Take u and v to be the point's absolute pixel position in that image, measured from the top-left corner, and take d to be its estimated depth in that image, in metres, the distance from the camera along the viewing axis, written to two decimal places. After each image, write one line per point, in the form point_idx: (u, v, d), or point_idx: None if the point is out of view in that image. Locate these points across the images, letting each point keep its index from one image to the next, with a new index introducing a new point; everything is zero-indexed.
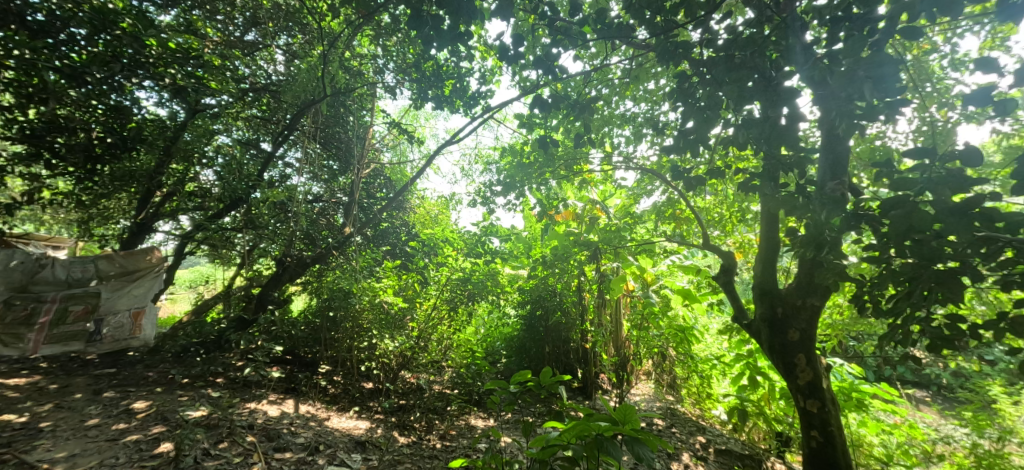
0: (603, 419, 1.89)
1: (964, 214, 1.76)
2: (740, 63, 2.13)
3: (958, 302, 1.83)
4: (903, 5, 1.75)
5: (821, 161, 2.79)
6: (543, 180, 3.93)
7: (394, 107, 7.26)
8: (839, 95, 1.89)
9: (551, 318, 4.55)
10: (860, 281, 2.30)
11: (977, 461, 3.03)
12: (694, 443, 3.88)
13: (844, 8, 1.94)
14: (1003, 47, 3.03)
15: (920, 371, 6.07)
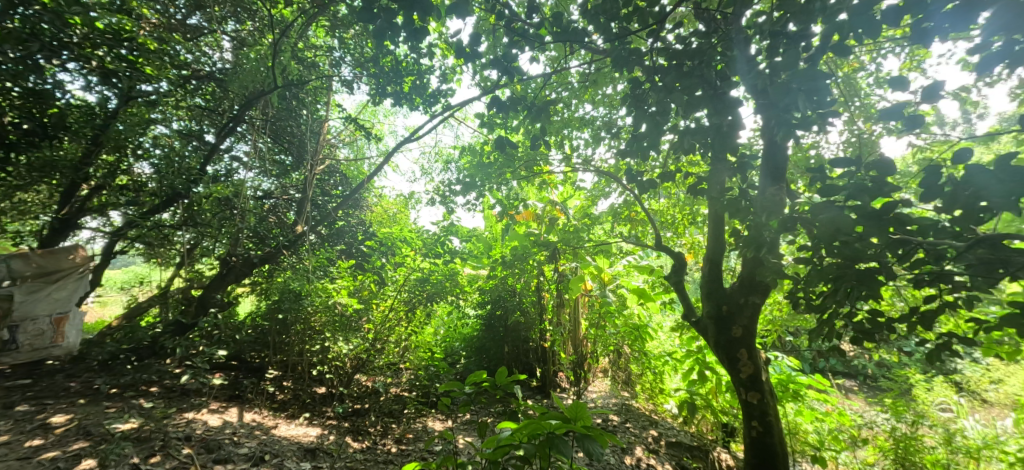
0: (555, 418, 1.89)
1: (881, 218, 1.90)
2: (689, 72, 2.22)
3: (878, 299, 1.98)
4: (836, 26, 1.87)
5: (763, 167, 2.94)
6: (503, 180, 3.91)
7: (351, 102, 7.05)
8: (777, 105, 1.97)
9: (510, 318, 4.52)
10: (796, 279, 2.45)
11: (896, 443, 3.29)
12: (646, 436, 3.99)
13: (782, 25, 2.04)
14: (919, 68, 3.32)
15: (850, 362, 6.57)
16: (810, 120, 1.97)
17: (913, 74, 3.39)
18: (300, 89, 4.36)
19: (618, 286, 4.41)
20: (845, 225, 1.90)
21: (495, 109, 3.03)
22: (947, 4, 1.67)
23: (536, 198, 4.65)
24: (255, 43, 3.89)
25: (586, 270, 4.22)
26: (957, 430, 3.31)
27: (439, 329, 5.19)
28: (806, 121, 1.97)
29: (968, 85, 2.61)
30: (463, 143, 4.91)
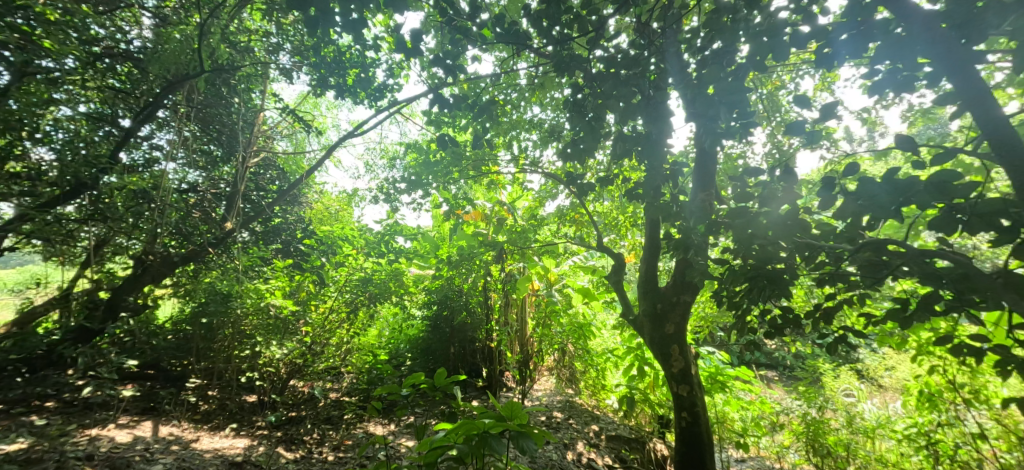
0: (490, 419, 1.88)
1: (788, 224, 2.04)
2: (625, 80, 2.30)
3: (787, 298, 2.14)
4: (763, 46, 1.95)
5: (694, 174, 3.15)
6: (450, 179, 3.86)
7: (290, 93, 6.71)
8: (703, 115, 2.05)
9: (456, 318, 4.44)
10: (720, 279, 2.59)
11: (807, 426, 3.45)
12: (587, 431, 4.04)
13: (709, 43, 2.17)
14: (830, 89, 3.62)
15: (771, 355, 7.10)
16: (731, 131, 2.06)
17: (825, 94, 3.69)
18: (232, 75, 4.08)
19: (564, 286, 4.49)
20: (759, 230, 2.08)
21: (439, 107, 2.97)
22: (843, 33, 1.76)
23: (485, 198, 4.62)
24: (180, 22, 3.60)
25: (533, 270, 4.25)
26: (857, 413, 3.64)
27: (383, 330, 5.03)
28: (728, 131, 2.06)
29: (869, 106, 2.87)
30: (410, 140, 4.78)
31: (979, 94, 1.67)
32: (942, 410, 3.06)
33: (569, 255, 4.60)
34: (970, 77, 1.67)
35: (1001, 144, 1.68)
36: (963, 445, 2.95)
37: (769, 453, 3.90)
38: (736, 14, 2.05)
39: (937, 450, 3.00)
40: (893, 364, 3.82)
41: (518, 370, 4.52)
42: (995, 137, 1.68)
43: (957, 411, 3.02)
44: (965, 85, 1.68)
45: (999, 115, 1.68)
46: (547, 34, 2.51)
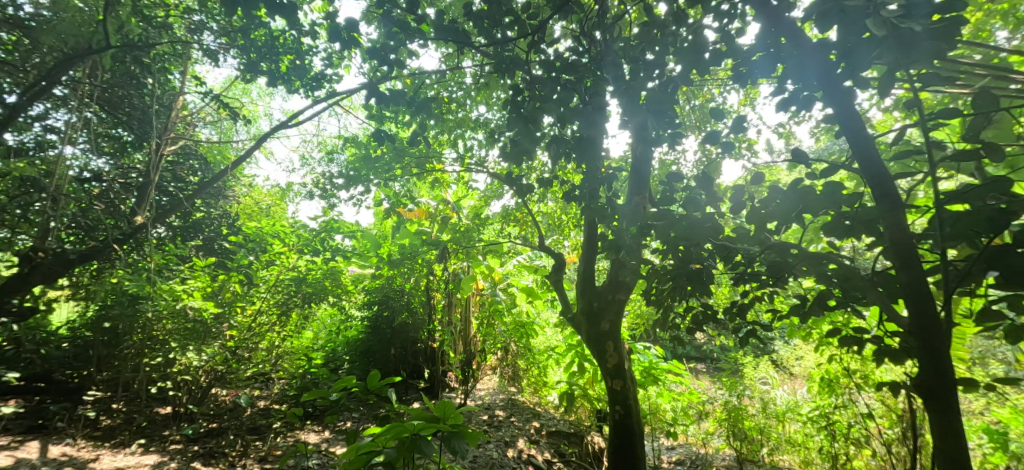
0: (420, 420, 1.81)
1: (704, 227, 2.22)
2: (561, 85, 2.36)
3: (702, 294, 2.33)
4: (688, 61, 2.04)
5: (630, 179, 3.40)
6: (392, 175, 3.71)
7: (217, 78, 6.20)
8: (637, 123, 2.17)
9: (397, 319, 4.28)
10: (650, 278, 2.71)
11: (729, 414, 3.55)
12: (529, 428, 4.03)
13: (638, 53, 2.31)
14: (753, 104, 3.88)
15: (702, 349, 7.50)
16: (662, 138, 2.21)
17: (748, 108, 3.94)
18: (144, 53, 3.67)
19: (508, 286, 4.48)
20: (693, 232, 2.20)
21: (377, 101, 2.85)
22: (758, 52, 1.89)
23: (429, 196, 4.51)
24: None
25: (477, 270, 4.19)
26: (770, 399, 3.81)
27: (320, 332, 4.79)
28: (658, 139, 2.21)
29: (783, 121, 3.09)
30: (350, 133, 4.56)
31: (855, 122, 1.78)
32: (838, 394, 3.21)
33: (513, 255, 4.60)
34: (847, 106, 1.78)
35: (868, 166, 1.79)
36: (855, 423, 3.21)
37: (697, 440, 4.09)
38: (666, 29, 2.26)
39: (834, 430, 3.22)
40: (802, 353, 3.96)
41: (461, 370, 4.43)
42: (864, 163, 1.79)
43: (850, 394, 3.19)
44: (844, 113, 1.79)
45: (869, 140, 1.79)
46: (489, 34, 2.49)
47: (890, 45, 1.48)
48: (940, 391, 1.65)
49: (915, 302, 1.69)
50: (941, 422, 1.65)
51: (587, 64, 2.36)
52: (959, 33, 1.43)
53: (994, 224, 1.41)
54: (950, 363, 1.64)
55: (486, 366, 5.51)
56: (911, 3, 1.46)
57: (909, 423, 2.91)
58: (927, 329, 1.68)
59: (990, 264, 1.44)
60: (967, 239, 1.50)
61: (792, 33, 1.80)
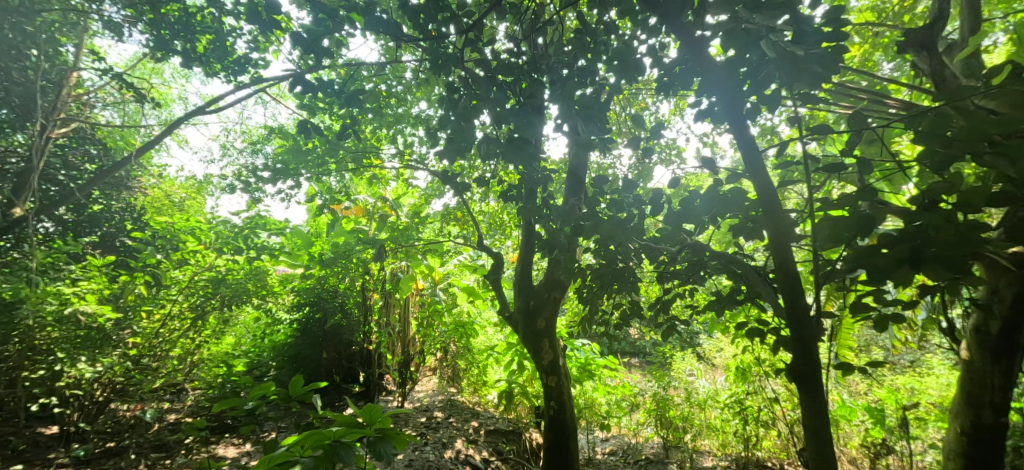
0: (336, 426, 1.75)
1: (627, 226, 2.32)
2: (496, 86, 2.37)
3: (623, 291, 2.48)
4: (618, 69, 2.14)
5: (567, 181, 3.52)
6: (326, 169, 3.52)
7: (120, 54, 5.53)
8: (575, 129, 2.26)
9: (329, 321, 4.08)
10: (585, 277, 2.81)
11: (658, 404, 3.78)
12: (468, 428, 4.00)
13: (575, 60, 2.39)
14: (680, 114, 4.15)
15: (635, 345, 7.91)
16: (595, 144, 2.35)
17: (677, 118, 4.20)
18: (25, 19, 3.20)
19: (449, 285, 4.43)
20: (621, 232, 2.29)
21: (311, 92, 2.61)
22: (679, 66, 2.04)
23: (366, 192, 4.35)
24: None
25: (416, 269, 4.11)
26: (695, 387, 4.14)
27: (244, 337, 4.44)
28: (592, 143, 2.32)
29: (706, 131, 3.33)
30: (280, 123, 4.26)
31: (748, 140, 1.98)
32: (751, 381, 3.50)
33: (454, 254, 4.56)
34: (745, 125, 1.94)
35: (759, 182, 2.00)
36: (764, 407, 3.51)
37: (629, 430, 4.30)
38: (597, 38, 2.36)
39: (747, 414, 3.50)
40: (721, 345, 4.31)
41: (398, 372, 4.31)
42: (754, 174, 2.01)
43: (759, 381, 3.50)
44: (741, 133, 1.96)
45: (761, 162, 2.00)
46: (423, 28, 2.42)
47: (784, 66, 1.63)
48: (807, 373, 1.93)
49: (789, 295, 1.97)
50: (809, 398, 1.94)
51: (521, 65, 2.39)
52: (842, 59, 1.60)
53: (863, 228, 1.56)
54: (815, 349, 1.92)
55: (425, 367, 5.44)
56: (803, 29, 1.61)
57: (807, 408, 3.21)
58: (798, 320, 1.95)
59: (857, 263, 1.46)
60: (842, 243, 1.60)
61: (702, 53, 1.91)
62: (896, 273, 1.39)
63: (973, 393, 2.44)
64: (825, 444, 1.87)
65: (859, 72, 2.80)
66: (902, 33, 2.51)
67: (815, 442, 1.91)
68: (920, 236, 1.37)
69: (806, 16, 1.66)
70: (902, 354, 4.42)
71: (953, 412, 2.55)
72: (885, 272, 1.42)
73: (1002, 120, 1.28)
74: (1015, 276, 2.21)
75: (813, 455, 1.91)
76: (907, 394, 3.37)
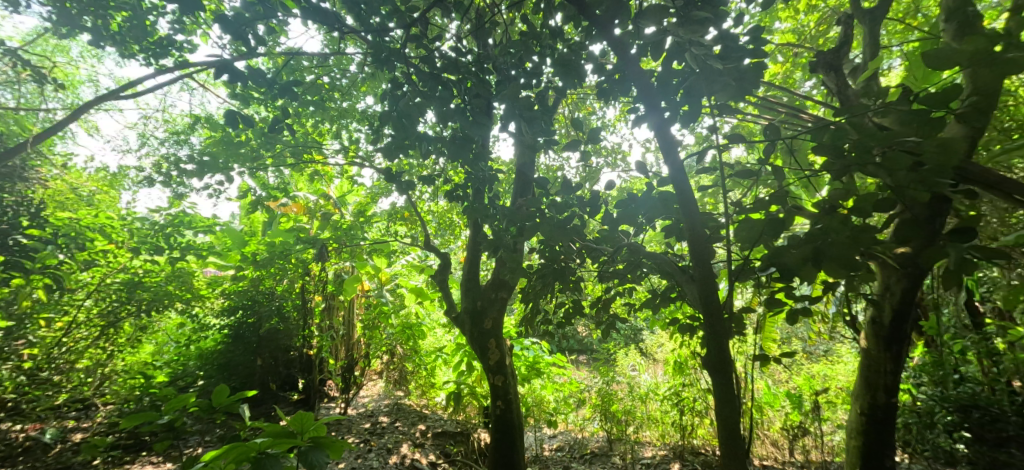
0: (266, 437, 1.69)
1: (566, 227, 2.37)
2: (442, 84, 2.32)
3: (565, 289, 2.55)
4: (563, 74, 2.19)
5: (516, 181, 3.58)
6: (262, 164, 3.31)
7: (13, 28, 4.88)
8: (525, 132, 2.32)
9: (264, 326, 3.82)
10: (531, 277, 2.85)
11: (603, 399, 3.93)
12: (414, 432, 3.92)
13: (521, 62, 2.39)
14: (624, 120, 4.32)
15: (583, 342, 8.15)
16: (542, 145, 2.44)
17: (622, 123, 4.37)
18: None
19: (397, 286, 4.34)
20: (561, 231, 2.33)
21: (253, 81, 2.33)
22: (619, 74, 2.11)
23: (308, 189, 4.16)
24: None
25: (363, 270, 3.97)
26: (638, 381, 4.35)
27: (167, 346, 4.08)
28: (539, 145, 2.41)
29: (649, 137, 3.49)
30: (209, 113, 3.95)
31: (672, 156, 2.04)
32: (687, 373, 3.73)
33: (402, 255, 4.46)
34: (667, 135, 2.05)
35: (678, 190, 2.08)
36: (700, 398, 3.73)
37: (576, 426, 4.42)
38: (542, 40, 2.36)
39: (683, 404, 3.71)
40: (661, 341, 4.55)
41: (342, 377, 4.16)
42: (672, 174, 2.08)
43: (695, 373, 3.73)
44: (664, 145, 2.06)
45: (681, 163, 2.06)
46: (365, 21, 2.34)
47: (703, 78, 1.72)
48: (720, 367, 2.03)
49: (703, 293, 2.09)
50: (722, 391, 2.04)
51: (468, 63, 2.38)
52: (760, 77, 1.68)
53: (777, 229, 1.68)
54: (728, 343, 2.03)
55: (371, 370, 5.32)
56: (730, 45, 1.73)
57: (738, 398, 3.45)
58: (712, 316, 2.07)
59: (768, 263, 1.60)
60: (755, 241, 1.71)
61: (633, 65, 1.98)
62: (803, 270, 1.55)
63: (870, 377, 2.75)
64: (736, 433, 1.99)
65: (781, 89, 3.06)
66: (814, 55, 2.80)
67: (726, 432, 2.01)
68: (821, 238, 1.53)
69: (731, 32, 1.73)
70: (818, 344, 4.90)
71: (855, 395, 2.85)
72: (795, 270, 1.57)
73: (882, 135, 1.43)
74: (905, 273, 2.54)
75: (725, 444, 2.00)
76: (821, 380, 3.74)
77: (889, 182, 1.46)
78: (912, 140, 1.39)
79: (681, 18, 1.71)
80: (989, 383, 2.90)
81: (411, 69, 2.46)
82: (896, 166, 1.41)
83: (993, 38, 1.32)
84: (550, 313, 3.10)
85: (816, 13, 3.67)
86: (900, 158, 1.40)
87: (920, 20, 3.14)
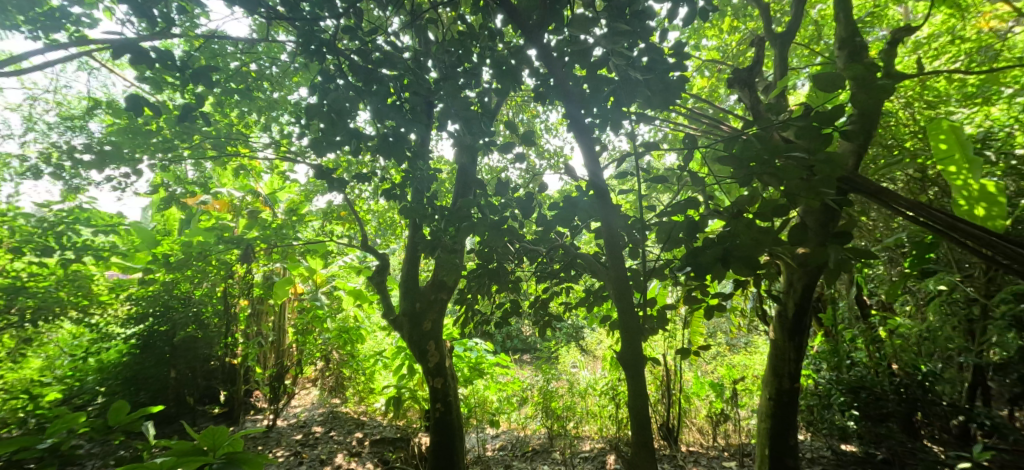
0: (170, 458, 1.57)
1: (499, 229, 2.36)
2: (377, 79, 2.22)
3: (499, 288, 2.55)
4: (503, 76, 2.20)
5: (458, 181, 3.51)
6: (177, 155, 2.99)
7: None
8: (466, 133, 2.30)
9: (178, 334, 3.48)
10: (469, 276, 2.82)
11: (544, 396, 4.02)
12: (350, 441, 3.76)
13: (460, 61, 2.35)
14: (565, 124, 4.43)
15: (527, 341, 8.28)
16: (484, 148, 2.44)
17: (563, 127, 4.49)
18: None
19: (334, 289, 4.24)
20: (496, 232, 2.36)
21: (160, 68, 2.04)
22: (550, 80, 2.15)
23: (233, 186, 3.91)
24: None
25: (294, 272, 3.81)
26: (578, 377, 4.51)
27: (58, 360, 3.58)
28: (479, 147, 2.41)
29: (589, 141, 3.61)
30: (116, 96, 3.53)
31: (591, 158, 2.06)
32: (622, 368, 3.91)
33: (339, 255, 4.27)
34: (588, 137, 2.08)
35: (599, 192, 2.07)
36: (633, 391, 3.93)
37: (519, 424, 4.49)
38: (481, 40, 2.33)
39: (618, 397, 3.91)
40: (600, 337, 4.75)
41: (271, 386, 3.97)
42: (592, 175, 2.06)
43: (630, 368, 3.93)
44: (583, 145, 2.10)
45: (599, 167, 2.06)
46: (294, 8, 2.19)
47: (624, 87, 1.92)
48: (634, 362, 2.09)
49: (618, 293, 2.12)
50: (636, 386, 2.09)
51: (405, 60, 2.31)
52: (678, 92, 1.87)
53: (691, 231, 1.84)
54: (639, 339, 2.09)
55: (304, 378, 5.13)
56: (655, 58, 1.88)
57: (665, 389, 3.68)
58: (626, 313, 2.10)
59: (687, 263, 1.76)
60: (668, 243, 1.86)
61: (557, 71, 2.03)
62: (713, 270, 1.71)
63: (776, 366, 3.04)
64: (645, 428, 2.06)
65: (706, 102, 3.31)
66: (732, 72, 3.06)
67: (637, 424, 2.09)
68: (731, 239, 1.69)
69: (655, 47, 1.87)
70: (739, 336, 5.36)
71: (765, 384, 3.14)
72: (708, 268, 1.73)
73: (769, 145, 1.60)
74: (803, 271, 2.81)
75: (636, 437, 2.09)
76: (742, 369, 4.11)
77: (781, 189, 1.63)
78: (796, 155, 1.58)
79: (605, 29, 1.78)
80: (874, 366, 3.30)
81: (344, 62, 2.33)
82: (789, 176, 1.57)
83: (869, 65, 1.56)
84: (492, 313, 3.11)
85: (737, 34, 4.00)
86: (791, 169, 1.56)
87: (822, 46, 3.54)
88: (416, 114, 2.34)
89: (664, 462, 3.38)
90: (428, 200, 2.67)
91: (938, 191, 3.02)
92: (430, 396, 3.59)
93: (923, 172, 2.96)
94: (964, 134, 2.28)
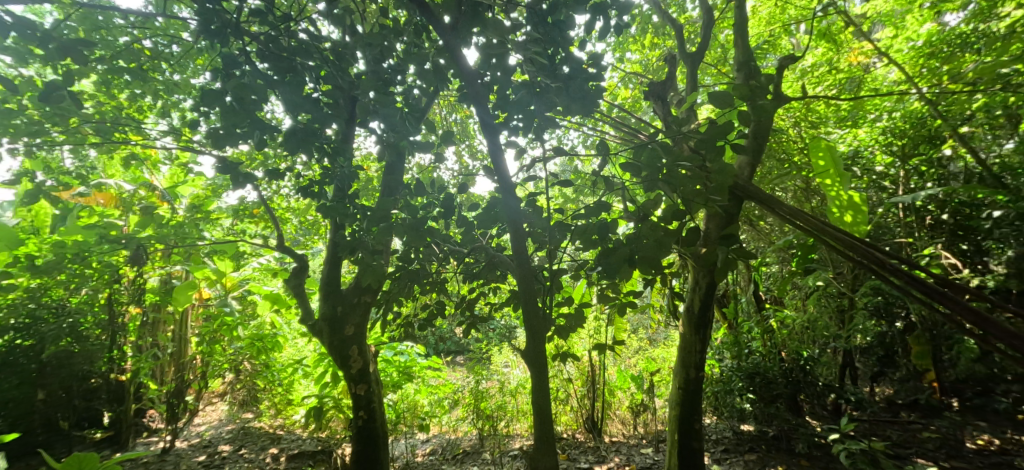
0: None
1: (419, 228, 2.27)
2: (289, 68, 2.03)
3: (416, 290, 2.47)
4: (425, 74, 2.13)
5: (384, 180, 3.37)
6: (53, 142, 2.58)
7: None
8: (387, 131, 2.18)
9: (47, 349, 2.98)
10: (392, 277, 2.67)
11: (475, 397, 4.02)
12: (263, 458, 3.46)
13: (382, 55, 2.23)
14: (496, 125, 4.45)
15: (461, 343, 8.28)
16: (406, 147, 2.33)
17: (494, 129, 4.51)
18: None
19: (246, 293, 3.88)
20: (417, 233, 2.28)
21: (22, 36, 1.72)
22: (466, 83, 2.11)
23: (124, 178, 3.47)
24: None
25: (199, 275, 3.44)
26: (508, 376, 4.57)
27: None
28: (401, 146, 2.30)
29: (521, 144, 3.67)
30: None
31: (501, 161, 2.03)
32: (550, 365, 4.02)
33: (254, 257, 3.93)
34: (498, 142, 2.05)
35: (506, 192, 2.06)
36: (560, 388, 4.05)
37: (449, 427, 4.43)
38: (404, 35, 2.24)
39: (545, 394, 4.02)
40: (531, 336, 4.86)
41: (168, 403, 3.54)
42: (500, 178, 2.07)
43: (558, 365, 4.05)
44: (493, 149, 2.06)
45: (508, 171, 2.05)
46: None
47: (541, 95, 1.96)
48: (536, 357, 2.10)
49: (525, 290, 2.10)
50: (539, 383, 2.11)
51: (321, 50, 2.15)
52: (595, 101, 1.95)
53: (603, 232, 1.91)
54: (543, 337, 2.11)
55: (209, 393, 4.72)
56: (574, 68, 1.95)
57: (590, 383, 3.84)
58: (529, 310, 2.12)
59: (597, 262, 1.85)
60: (586, 243, 1.92)
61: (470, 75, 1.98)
62: (622, 270, 1.84)
63: (685, 358, 3.28)
64: (547, 425, 2.06)
65: (627, 113, 3.53)
66: (648, 86, 3.29)
67: (540, 420, 2.09)
68: (635, 242, 1.80)
69: (574, 57, 1.95)
70: (658, 331, 5.76)
71: (675, 375, 3.36)
72: (617, 269, 1.84)
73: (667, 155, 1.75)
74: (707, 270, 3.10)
75: (538, 433, 2.08)
76: (660, 361, 4.40)
77: (676, 194, 1.80)
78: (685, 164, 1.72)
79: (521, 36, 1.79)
80: (766, 354, 3.69)
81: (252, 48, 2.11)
82: (682, 183, 1.71)
83: (752, 85, 1.74)
84: (419, 315, 3.01)
85: (657, 51, 4.30)
86: (682, 178, 1.71)
87: (727, 68, 3.92)
88: (336, 108, 2.22)
89: (589, 453, 3.53)
90: (349, 200, 2.52)
91: (820, 201, 3.48)
92: (353, 403, 3.42)
93: (806, 183, 3.39)
94: (837, 153, 2.64)
